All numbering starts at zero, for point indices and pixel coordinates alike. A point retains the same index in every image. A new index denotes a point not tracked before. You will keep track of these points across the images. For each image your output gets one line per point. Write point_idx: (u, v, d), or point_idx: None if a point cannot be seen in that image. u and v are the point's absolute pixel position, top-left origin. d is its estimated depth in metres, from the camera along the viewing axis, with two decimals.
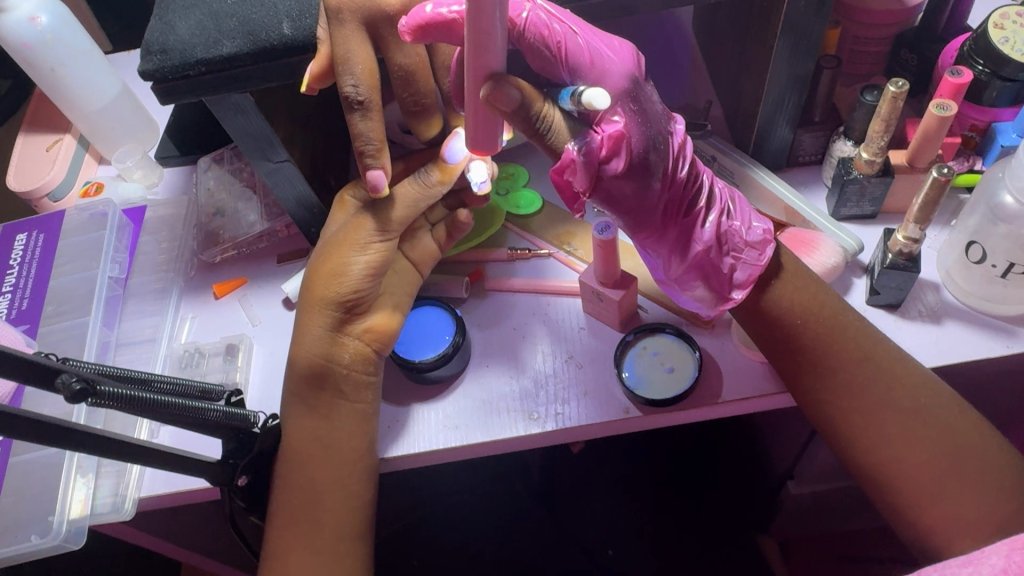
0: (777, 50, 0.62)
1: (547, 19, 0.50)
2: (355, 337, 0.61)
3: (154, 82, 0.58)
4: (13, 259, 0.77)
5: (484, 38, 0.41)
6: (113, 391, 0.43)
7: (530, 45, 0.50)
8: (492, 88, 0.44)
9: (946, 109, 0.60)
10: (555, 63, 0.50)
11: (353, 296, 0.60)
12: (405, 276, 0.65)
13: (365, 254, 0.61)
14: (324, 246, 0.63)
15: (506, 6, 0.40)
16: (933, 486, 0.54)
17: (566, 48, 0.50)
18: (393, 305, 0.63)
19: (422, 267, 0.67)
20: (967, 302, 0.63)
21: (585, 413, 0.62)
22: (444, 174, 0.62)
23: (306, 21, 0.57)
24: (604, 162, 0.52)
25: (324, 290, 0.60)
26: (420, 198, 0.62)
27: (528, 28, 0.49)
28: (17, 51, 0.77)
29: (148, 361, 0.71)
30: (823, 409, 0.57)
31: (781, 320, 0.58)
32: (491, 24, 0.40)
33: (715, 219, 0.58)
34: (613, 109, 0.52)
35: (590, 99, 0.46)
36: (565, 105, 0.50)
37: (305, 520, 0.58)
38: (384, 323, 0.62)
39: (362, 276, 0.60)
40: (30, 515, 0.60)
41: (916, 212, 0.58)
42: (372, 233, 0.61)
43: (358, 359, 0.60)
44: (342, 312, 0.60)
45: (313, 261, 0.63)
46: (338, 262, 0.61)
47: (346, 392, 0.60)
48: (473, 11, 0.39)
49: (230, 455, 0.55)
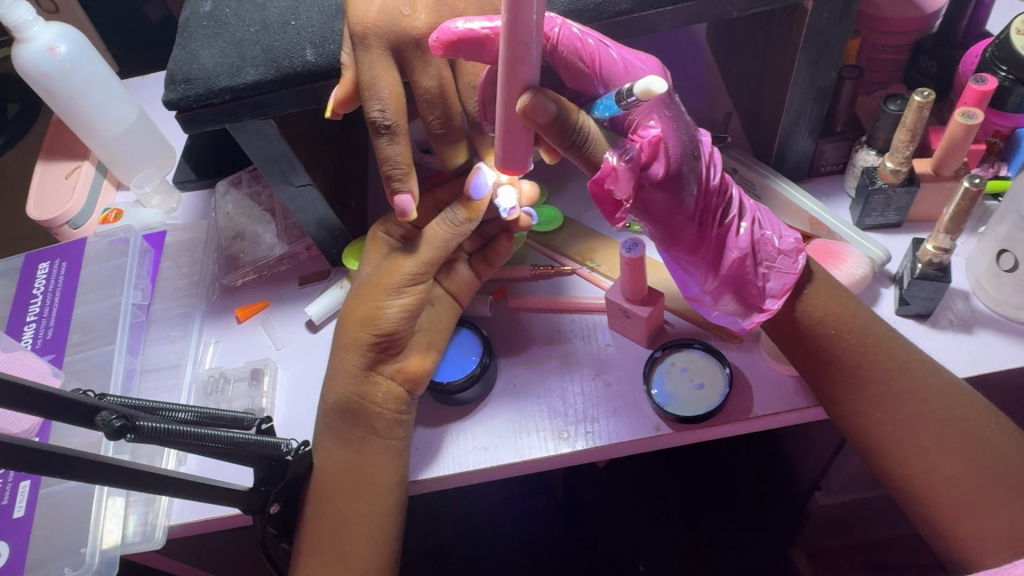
0: (800, 61, 0.62)
1: (580, 33, 0.50)
2: (387, 377, 0.60)
3: (179, 111, 0.59)
4: (37, 288, 0.77)
5: (521, 50, 0.41)
6: (150, 426, 0.43)
7: (564, 59, 0.50)
8: (531, 98, 0.44)
9: (971, 117, 0.60)
10: (589, 74, 0.50)
11: (386, 337, 0.60)
12: (442, 311, 0.65)
13: (398, 298, 0.60)
14: (358, 288, 0.63)
15: (544, 21, 0.40)
16: (973, 500, 0.53)
17: (600, 59, 0.50)
18: (427, 344, 0.63)
19: (461, 297, 0.66)
20: (999, 310, 0.62)
21: (615, 430, 0.61)
22: (470, 211, 0.61)
23: (329, 47, 0.57)
24: (644, 168, 0.52)
25: (358, 331, 0.60)
26: (450, 238, 0.61)
27: (562, 44, 0.49)
28: (38, 81, 0.78)
29: (173, 387, 0.71)
30: (858, 423, 0.56)
31: (814, 330, 0.57)
32: (527, 36, 0.40)
33: (748, 227, 0.57)
34: (648, 114, 0.52)
35: (645, 86, 0.42)
36: (603, 114, 0.50)
37: (333, 551, 0.57)
38: (417, 364, 0.61)
39: (397, 318, 0.60)
40: (62, 546, 0.60)
41: (946, 221, 0.58)
42: (405, 278, 0.60)
43: (390, 399, 0.60)
44: (376, 352, 0.60)
45: (348, 303, 0.63)
46: (372, 305, 0.60)
47: (379, 429, 0.60)
48: (509, 25, 0.39)
49: (262, 482, 0.55)
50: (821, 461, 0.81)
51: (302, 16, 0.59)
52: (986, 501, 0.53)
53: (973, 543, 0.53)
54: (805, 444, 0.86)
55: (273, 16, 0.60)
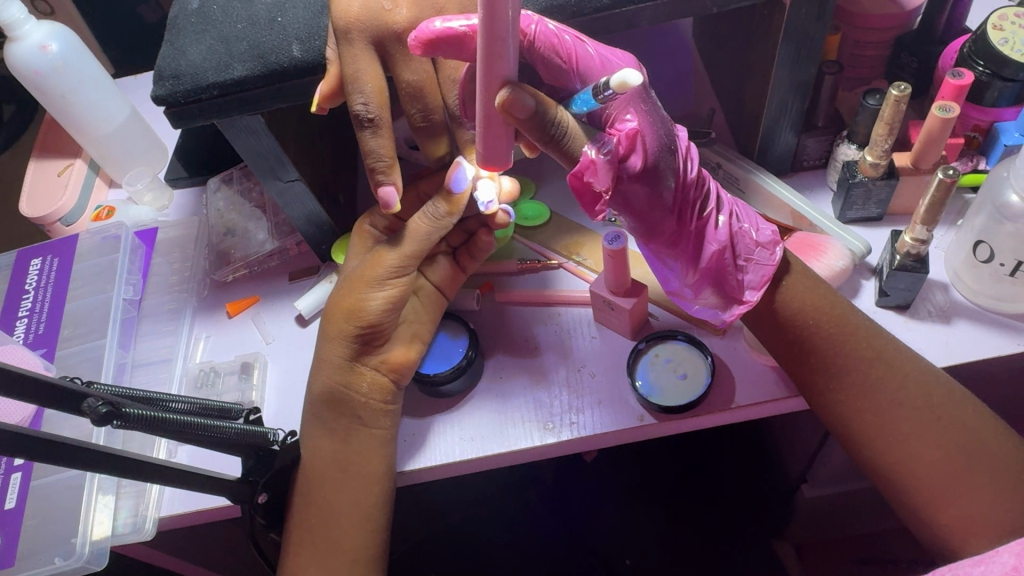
0: (779, 56, 0.63)
1: (556, 29, 0.51)
2: (372, 367, 0.61)
3: (167, 107, 0.60)
4: (29, 284, 0.77)
5: (498, 45, 0.42)
6: (137, 413, 0.44)
7: (542, 55, 0.50)
8: (510, 93, 0.44)
9: (948, 110, 0.61)
10: (566, 69, 0.51)
11: (372, 328, 0.61)
12: (427, 303, 0.66)
13: (382, 290, 0.61)
14: (344, 281, 0.64)
15: (520, 17, 0.41)
16: (951, 486, 0.54)
17: (576, 55, 0.51)
18: (412, 336, 0.64)
19: (445, 291, 0.67)
20: (977, 301, 0.63)
21: (600, 421, 0.62)
22: (451, 205, 0.61)
23: (315, 43, 0.58)
24: (623, 159, 0.52)
25: (343, 323, 0.61)
26: (432, 230, 0.62)
27: (539, 40, 0.50)
28: (29, 79, 0.79)
29: (164, 381, 0.72)
30: (837, 412, 0.57)
31: (793, 320, 0.58)
32: (504, 31, 0.41)
33: (726, 220, 0.58)
34: (625, 109, 0.53)
35: (621, 79, 0.43)
36: (581, 109, 0.51)
37: (321, 540, 0.58)
38: (402, 356, 0.62)
39: (381, 310, 0.61)
40: (53, 537, 0.60)
41: (923, 213, 0.59)
42: (388, 270, 0.61)
43: (375, 389, 0.61)
44: (361, 343, 0.61)
45: (333, 296, 0.64)
46: (357, 297, 0.61)
47: (364, 419, 0.61)
48: (487, 20, 0.40)
49: (249, 473, 0.56)
50: (807, 454, 0.82)
51: (289, 12, 0.60)
52: (963, 487, 0.54)
53: (951, 529, 0.54)
54: (792, 437, 0.86)
55: (260, 13, 0.61)
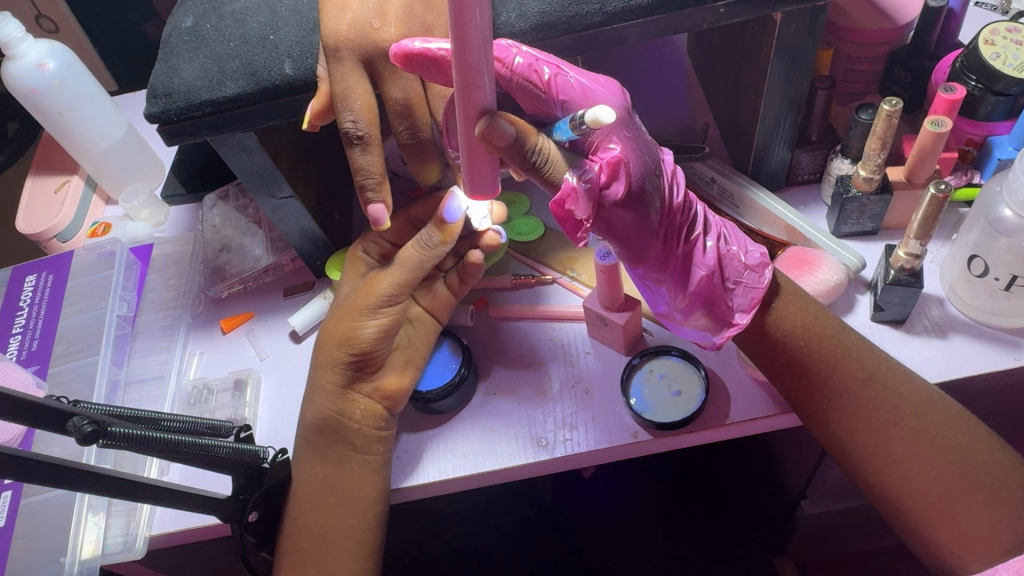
0: (771, 72, 0.63)
1: (535, 61, 0.51)
2: (365, 394, 0.61)
3: (160, 124, 0.60)
4: (23, 301, 0.77)
5: (472, 75, 0.41)
6: (123, 431, 0.44)
7: (519, 85, 0.51)
8: (487, 124, 0.44)
9: (940, 125, 0.61)
10: (546, 97, 0.51)
11: (363, 355, 0.60)
12: (421, 328, 0.65)
13: (374, 318, 0.61)
14: (337, 308, 0.64)
15: (491, 46, 0.40)
16: (947, 505, 0.54)
17: (555, 83, 0.51)
18: (404, 362, 0.63)
19: (439, 314, 0.66)
20: (972, 315, 0.63)
21: (594, 438, 0.62)
22: (444, 233, 0.62)
23: (307, 61, 0.58)
24: (603, 187, 0.51)
25: (335, 351, 0.61)
26: (424, 258, 0.63)
27: (516, 73, 0.51)
28: (27, 97, 0.79)
29: (156, 398, 0.72)
30: (830, 431, 0.57)
31: (783, 343, 0.58)
32: (478, 61, 0.41)
33: (713, 243, 0.58)
34: (608, 136, 0.52)
35: (594, 116, 0.43)
36: (562, 137, 0.51)
37: (312, 562, 0.58)
38: (395, 382, 0.62)
39: (373, 338, 0.61)
40: (40, 557, 0.60)
41: (915, 228, 0.59)
42: (381, 298, 0.61)
43: (368, 416, 0.61)
44: (352, 371, 0.61)
45: (325, 322, 0.64)
46: (349, 325, 0.61)
47: (357, 445, 0.60)
48: (459, 51, 0.40)
49: (240, 491, 0.55)
50: (805, 469, 0.81)
51: (282, 30, 0.60)
52: (960, 507, 0.53)
53: (951, 548, 0.54)
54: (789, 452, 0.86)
55: (253, 31, 0.61)
